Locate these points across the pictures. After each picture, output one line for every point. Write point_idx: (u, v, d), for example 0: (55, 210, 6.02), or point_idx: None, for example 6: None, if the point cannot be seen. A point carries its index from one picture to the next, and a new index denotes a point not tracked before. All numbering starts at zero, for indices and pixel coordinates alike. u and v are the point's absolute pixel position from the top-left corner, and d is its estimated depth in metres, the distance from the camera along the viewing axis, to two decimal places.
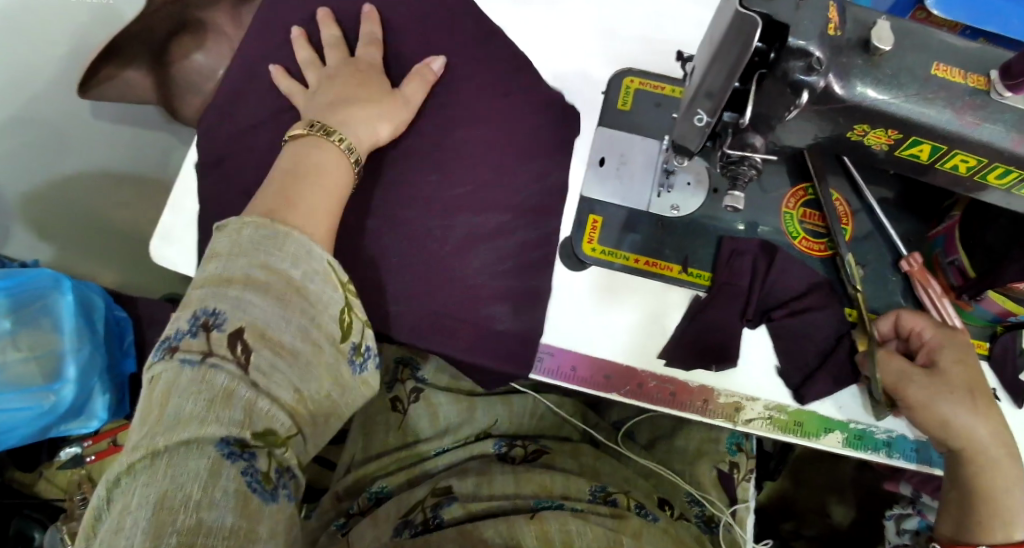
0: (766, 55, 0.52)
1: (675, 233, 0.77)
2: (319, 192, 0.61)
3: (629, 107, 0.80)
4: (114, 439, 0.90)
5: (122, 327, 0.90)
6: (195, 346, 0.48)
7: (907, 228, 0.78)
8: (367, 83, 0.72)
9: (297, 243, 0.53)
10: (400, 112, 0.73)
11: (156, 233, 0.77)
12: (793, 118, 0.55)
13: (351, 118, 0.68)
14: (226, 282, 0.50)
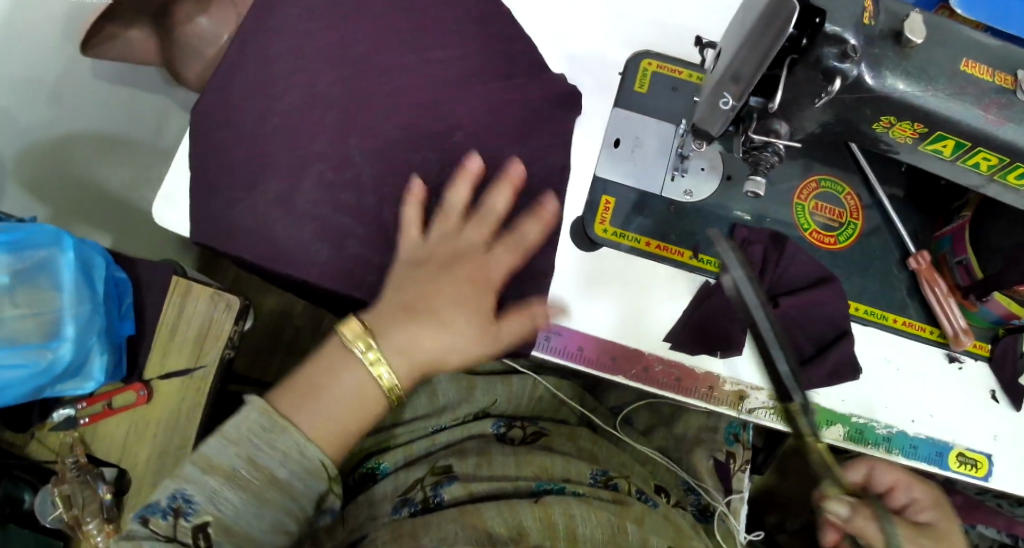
0: (801, 40, 0.52)
1: (686, 218, 0.77)
2: (347, 387, 0.59)
3: (646, 89, 0.80)
4: (109, 403, 0.76)
5: (119, 290, 0.77)
6: (162, 528, 0.54)
7: (915, 226, 0.79)
8: (470, 304, 0.62)
9: (292, 438, 0.56)
10: (479, 338, 0.62)
11: (160, 195, 0.76)
12: (821, 106, 0.55)
13: (416, 334, 0.60)
14: (210, 463, 0.55)
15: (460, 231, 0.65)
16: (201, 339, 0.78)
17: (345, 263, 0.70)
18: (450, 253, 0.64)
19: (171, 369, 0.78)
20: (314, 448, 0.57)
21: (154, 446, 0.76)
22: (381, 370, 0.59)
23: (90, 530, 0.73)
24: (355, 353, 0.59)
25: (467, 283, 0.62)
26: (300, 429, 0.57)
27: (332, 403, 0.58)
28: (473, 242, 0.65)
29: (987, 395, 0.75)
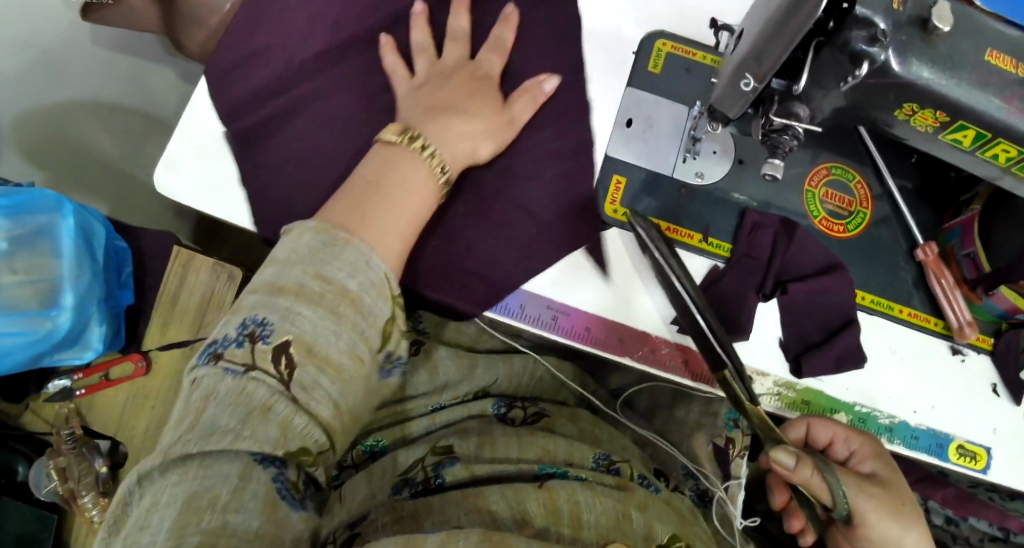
0: (832, 22, 0.51)
1: (697, 201, 0.77)
2: (411, 183, 0.64)
3: (660, 69, 0.79)
4: (106, 374, 0.75)
5: (119, 258, 0.77)
6: (238, 357, 0.50)
7: (924, 216, 0.79)
8: (477, 95, 0.73)
9: (354, 251, 0.55)
10: (501, 134, 0.74)
11: (162, 160, 0.74)
12: (845, 91, 0.54)
13: (453, 127, 0.70)
14: (277, 286, 0.52)
15: (485, 85, 0.75)
16: (203, 308, 0.77)
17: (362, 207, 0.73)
18: (472, 84, 0.74)
19: (171, 340, 0.76)
20: (378, 260, 0.56)
21: (152, 417, 0.75)
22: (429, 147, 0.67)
23: (85, 503, 0.71)
24: (405, 147, 0.66)
25: (496, 116, 0.74)
26: (361, 243, 0.56)
27: (388, 211, 0.62)
28: (490, 61, 0.76)
29: (988, 388, 0.75)
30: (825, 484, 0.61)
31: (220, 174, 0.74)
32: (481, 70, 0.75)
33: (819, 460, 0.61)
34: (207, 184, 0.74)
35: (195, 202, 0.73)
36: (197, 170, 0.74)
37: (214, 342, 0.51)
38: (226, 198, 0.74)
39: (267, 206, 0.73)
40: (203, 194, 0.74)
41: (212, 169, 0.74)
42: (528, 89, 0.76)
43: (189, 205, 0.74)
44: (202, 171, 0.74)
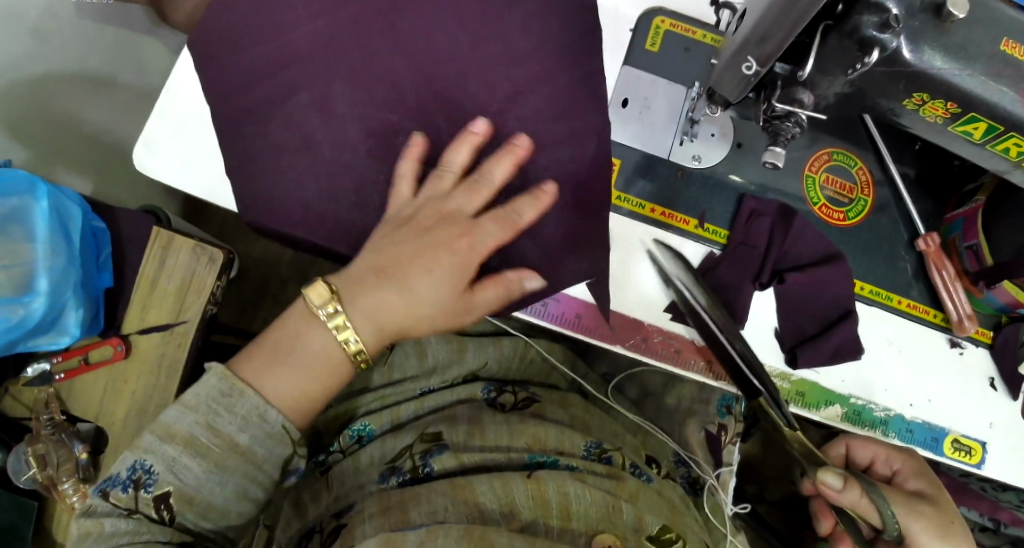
0: (843, 5, 0.48)
1: (693, 186, 0.75)
2: (315, 353, 0.59)
3: (657, 48, 0.76)
4: (86, 358, 0.73)
5: (99, 242, 0.74)
6: (124, 501, 0.56)
7: (926, 205, 0.76)
8: (443, 260, 0.60)
9: (250, 401, 0.57)
10: (456, 273, 0.61)
11: (140, 137, 0.71)
12: (851, 78, 0.52)
13: (381, 313, 0.59)
14: (169, 432, 0.56)
15: (455, 209, 0.62)
16: (183, 292, 0.75)
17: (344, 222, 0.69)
18: (420, 246, 0.61)
19: (151, 324, 0.74)
20: (275, 411, 0.58)
21: (133, 402, 0.73)
22: (350, 332, 0.59)
23: (66, 490, 0.71)
24: (321, 322, 0.59)
25: (449, 259, 0.60)
26: (257, 390, 0.58)
27: (291, 374, 0.58)
28: (446, 241, 0.61)
29: (985, 382, 0.74)
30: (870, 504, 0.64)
31: (201, 154, 0.72)
32: (448, 230, 0.61)
33: (863, 480, 0.64)
34: (189, 162, 0.71)
35: (175, 181, 0.71)
36: (178, 149, 0.71)
37: (107, 479, 0.56)
38: (208, 177, 0.71)
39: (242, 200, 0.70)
40: (183, 172, 0.71)
41: (194, 148, 0.72)
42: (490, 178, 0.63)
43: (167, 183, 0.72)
44: (183, 150, 0.71)
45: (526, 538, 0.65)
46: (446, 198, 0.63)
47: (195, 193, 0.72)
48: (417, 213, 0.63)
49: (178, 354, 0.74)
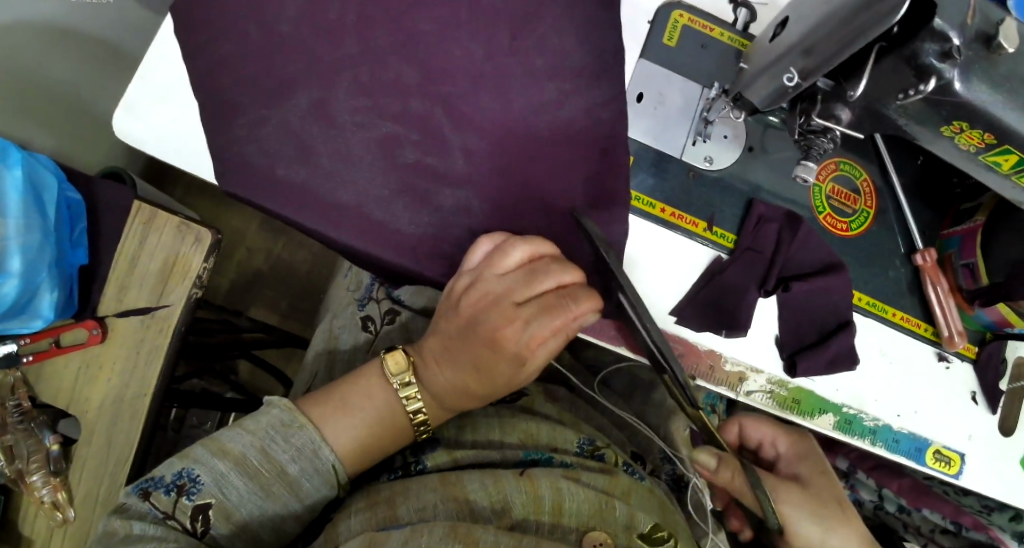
0: (903, 29, 0.47)
1: (705, 187, 0.72)
2: (384, 407, 0.68)
3: (674, 43, 0.72)
4: (57, 341, 0.68)
5: (70, 214, 0.68)
6: (163, 503, 0.61)
7: (925, 216, 0.76)
8: (489, 358, 0.63)
9: (306, 436, 0.64)
10: (499, 369, 0.63)
11: (121, 103, 0.66)
12: (901, 104, 0.51)
13: (440, 387, 0.67)
14: (224, 451, 0.62)
15: (506, 294, 0.63)
16: (166, 272, 0.68)
17: (357, 218, 0.67)
18: (468, 332, 0.64)
19: (130, 307, 0.68)
20: (329, 450, 0.65)
21: (109, 388, 0.68)
22: (413, 394, 0.67)
23: (34, 482, 0.66)
24: (394, 385, 0.68)
25: (496, 348, 0.63)
26: (318, 428, 0.65)
27: (361, 429, 0.67)
28: (497, 325, 0.62)
29: (967, 395, 0.76)
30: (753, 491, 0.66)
31: (186, 124, 0.66)
32: (496, 321, 0.62)
33: (740, 462, 0.66)
34: (173, 131, 0.66)
35: (158, 151, 0.66)
36: (160, 116, 0.66)
37: (151, 479, 0.62)
38: (195, 148, 0.66)
39: (233, 178, 0.66)
40: (167, 142, 0.66)
41: (179, 115, 0.66)
42: (532, 276, 0.63)
43: (143, 150, 0.66)
44: (166, 119, 0.66)
45: (513, 534, 0.63)
46: (500, 278, 0.64)
47: (180, 166, 0.67)
48: (470, 290, 0.65)
49: (159, 339, 0.69)
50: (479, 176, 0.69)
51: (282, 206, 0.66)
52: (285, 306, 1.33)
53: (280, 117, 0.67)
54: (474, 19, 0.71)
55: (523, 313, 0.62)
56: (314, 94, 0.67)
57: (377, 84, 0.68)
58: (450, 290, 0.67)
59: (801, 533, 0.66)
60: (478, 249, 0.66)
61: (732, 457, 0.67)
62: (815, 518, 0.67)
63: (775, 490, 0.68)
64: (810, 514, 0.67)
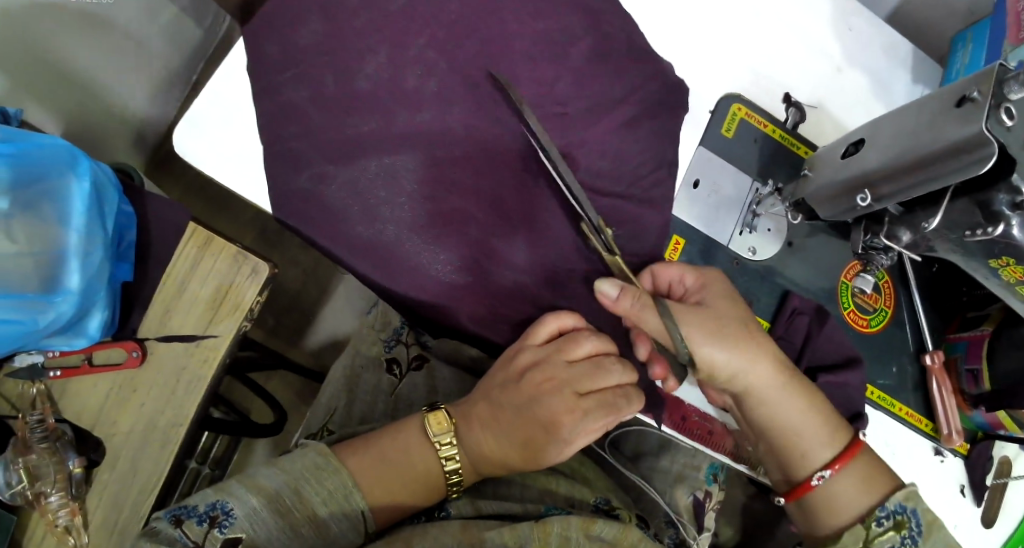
0: (980, 178, 0.54)
1: (747, 275, 0.77)
2: (421, 469, 0.65)
3: (732, 135, 0.76)
4: (89, 358, 0.66)
5: (120, 224, 0.65)
6: (194, 533, 0.57)
7: (934, 319, 0.82)
8: (537, 439, 0.64)
9: (341, 479, 0.61)
10: (540, 449, 0.64)
11: (184, 118, 0.65)
12: (968, 240, 0.58)
13: (484, 447, 0.65)
14: (257, 487, 0.59)
15: (570, 381, 0.64)
16: (216, 303, 0.67)
17: (403, 261, 0.69)
18: (524, 408, 0.64)
19: (174, 332, 0.67)
20: (360, 496, 0.62)
21: (139, 415, 0.67)
22: (452, 455, 0.65)
23: (51, 504, 0.64)
24: (434, 442, 0.65)
25: (547, 428, 0.63)
26: (351, 473, 0.62)
27: (395, 481, 0.63)
28: (553, 409, 0.64)
29: (956, 488, 0.81)
30: (664, 324, 0.63)
31: (250, 149, 0.66)
32: (554, 403, 0.64)
33: (648, 296, 0.63)
34: (233, 153, 0.66)
35: (216, 173, 0.66)
36: (221, 136, 0.66)
37: (184, 508, 0.59)
38: (255, 177, 0.66)
39: (291, 214, 0.67)
40: (226, 165, 0.66)
41: (242, 138, 0.66)
42: (594, 370, 0.65)
43: (197, 167, 0.66)
44: (228, 140, 0.66)
45: None
46: (570, 366, 0.65)
47: (236, 190, 0.67)
48: (535, 368, 0.66)
49: (201, 368, 0.68)
50: (540, 241, 0.71)
51: (347, 249, 0.68)
52: (272, 323, 1.29)
53: (349, 160, 0.67)
54: (543, 74, 0.70)
55: (587, 401, 0.64)
56: (384, 139, 0.67)
57: (442, 134, 0.68)
58: (507, 365, 0.67)
59: (707, 359, 0.65)
60: (544, 331, 0.68)
61: (637, 291, 0.64)
62: (721, 344, 0.64)
63: (685, 320, 0.64)
64: (713, 339, 0.64)
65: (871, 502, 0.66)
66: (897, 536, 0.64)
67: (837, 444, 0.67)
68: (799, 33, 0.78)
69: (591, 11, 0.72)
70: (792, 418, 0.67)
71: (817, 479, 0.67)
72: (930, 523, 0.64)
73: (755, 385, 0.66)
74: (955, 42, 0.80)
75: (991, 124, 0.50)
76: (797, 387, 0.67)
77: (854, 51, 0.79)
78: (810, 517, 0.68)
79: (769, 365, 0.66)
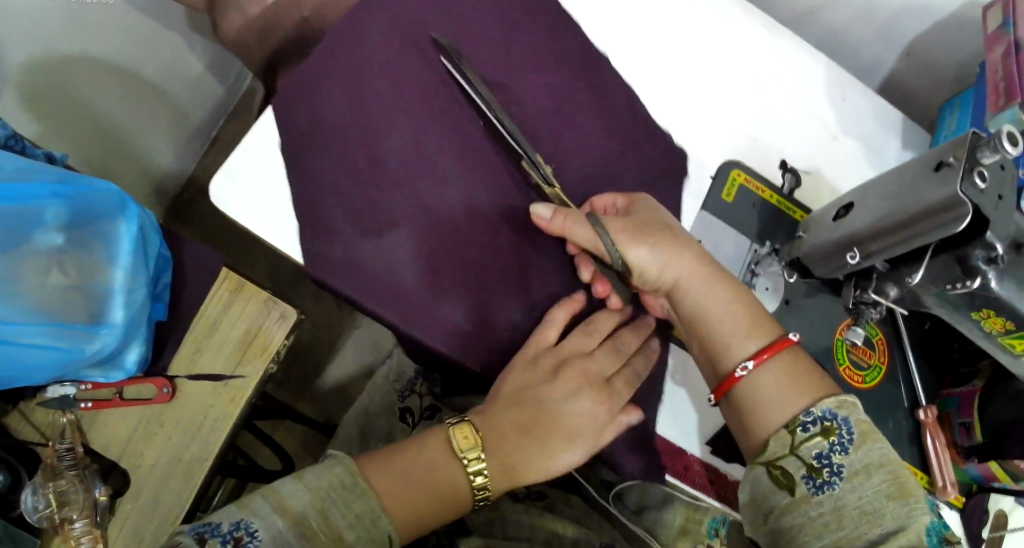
0: (957, 236, 0.59)
1: None
2: (450, 480, 0.64)
3: (732, 199, 0.81)
4: (120, 392, 0.69)
5: (159, 266, 0.69)
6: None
7: (926, 375, 0.85)
8: (560, 436, 0.67)
9: (368, 506, 0.60)
10: (567, 441, 0.67)
11: (222, 169, 0.70)
12: (951, 292, 0.62)
13: (511, 454, 0.66)
14: (282, 507, 0.58)
15: (591, 373, 0.69)
16: (245, 344, 0.71)
17: (415, 298, 0.69)
18: (549, 409, 0.67)
19: (203, 370, 0.71)
20: (387, 520, 0.61)
21: (164, 447, 0.70)
22: (480, 468, 0.65)
23: (74, 530, 0.66)
24: (463, 452, 0.65)
25: (570, 422, 0.67)
26: (378, 495, 0.61)
27: (426, 493, 0.63)
28: (576, 416, 0.68)
29: None
30: (594, 234, 0.67)
31: (284, 201, 0.71)
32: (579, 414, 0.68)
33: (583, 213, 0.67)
34: (266, 204, 0.70)
35: (249, 222, 0.70)
36: (254, 188, 0.71)
37: (207, 524, 0.57)
38: (287, 227, 0.70)
39: (313, 255, 0.69)
40: (258, 215, 0.70)
41: (273, 189, 0.71)
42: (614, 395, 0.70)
43: (228, 216, 0.70)
44: (262, 193, 0.70)
45: None
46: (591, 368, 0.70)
47: (265, 237, 0.70)
48: (558, 368, 0.69)
49: (228, 406, 0.71)
50: (541, 276, 0.74)
51: (360, 290, 0.68)
52: (281, 373, 1.32)
53: (375, 213, 0.69)
54: (555, 136, 0.76)
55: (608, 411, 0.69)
56: (408, 190, 0.70)
57: (456, 185, 0.72)
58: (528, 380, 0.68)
59: (634, 263, 0.69)
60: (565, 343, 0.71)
61: (570, 210, 0.68)
62: (648, 245, 0.68)
63: (612, 226, 0.68)
64: (639, 241, 0.68)
65: (801, 406, 0.64)
66: (826, 442, 0.62)
67: (762, 338, 0.68)
68: (795, 103, 0.84)
69: (600, 82, 0.79)
70: (718, 312, 0.69)
71: (741, 370, 0.67)
72: (863, 433, 0.62)
73: (682, 280, 0.69)
74: (943, 111, 0.86)
75: (966, 188, 0.55)
76: (723, 286, 0.70)
77: (848, 120, 0.86)
78: (737, 413, 0.67)
79: (690, 262, 0.69)
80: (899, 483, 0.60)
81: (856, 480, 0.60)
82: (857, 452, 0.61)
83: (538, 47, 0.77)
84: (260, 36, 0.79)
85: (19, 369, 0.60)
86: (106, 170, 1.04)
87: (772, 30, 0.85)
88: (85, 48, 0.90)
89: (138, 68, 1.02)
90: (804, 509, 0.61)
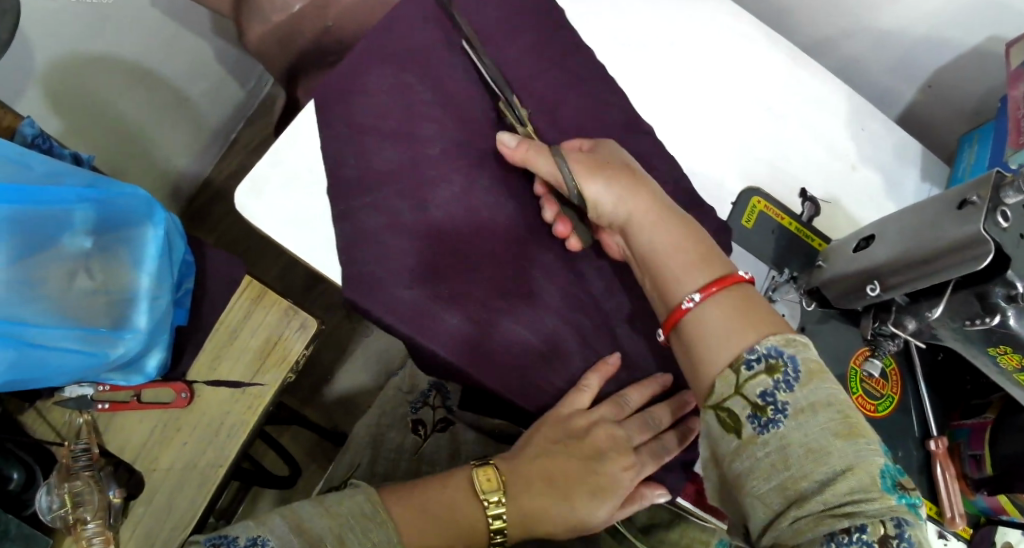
0: (978, 273, 0.60)
1: None
2: (467, 525, 0.64)
3: (751, 226, 0.82)
4: (138, 395, 0.70)
5: (182, 272, 0.70)
6: None
7: (937, 406, 0.85)
8: (587, 493, 0.67)
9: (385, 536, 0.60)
10: (591, 497, 0.67)
11: (247, 179, 0.71)
12: (969, 327, 0.63)
13: (535, 504, 0.66)
14: (300, 526, 0.58)
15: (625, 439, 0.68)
16: (264, 353, 0.72)
17: (420, 306, 0.67)
18: (583, 462, 0.67)
19: (220, 378, 0.72)
20: None
21: (181, 453, 0.70)
22: (499, 513, 0.65)
23: (86, 530, 0.66)
24: (484, 498, 0.65)
25: (597, 479, 0.67)
26: (396, 529, 0.61)
27: (444, 536, 0.62)
28: (604, 471, 0.67)
29: None
30: (554, 163, 0.67)
31: (309, 212, 0.71)
32: (604, 445, 0.68)
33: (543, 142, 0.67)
34: (290, 216, 0.71)
35: (272, 233, 0.70)
36: (279, 199, 0.71)
37: (223, 536, 0.57)
38: (311, 237, 0.70)
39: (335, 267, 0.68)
40: (282, 225, 0.71)
41: (296, 200, 0.71)
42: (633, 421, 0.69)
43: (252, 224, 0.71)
44: (285, 202, 0.71)
45: None
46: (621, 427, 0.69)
47: (290, 248, 0.71)
48: (593, 428, 0.68)
49: (245, 415, 0.72)
50: (557, 292, 0.71)
51: (368, 300, 0.66)
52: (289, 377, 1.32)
53: (393, 224, 0.68)
54: None
55: (635, 473, 0.68)
56: (426, 202, 0.69)
57: (471, 195, 0.70)
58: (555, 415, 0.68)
59: (590, 195, 0.67)
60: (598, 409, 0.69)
61: (534, 142, 0.68)
62: (606, 179, 0.67)
63: (572, 158, 0.67)
64: (596, 174, 0.67)
65: (744, 343, 0.60)
66: (770, 380, 0.58)
67: (715, 275, 0.64)
68: (815, 131, 0.85)
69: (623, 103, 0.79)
70: (670, 249, 0.66)
71: (688, 303, 0.63)
72: (807, 370, 0.57)
73: (637, 215, 0.67)
74: (962, 143, 0.87)
75: (988, 226, 0.55)
76: (675, 224, 0.67)
77: (867, 149, 0.86)
78: (684, 348, 0.63)
79: (648, 196, 0.67)
80: (847, 422, 0.55)
81: (800, 419, 0.56)
82: (802, 389, 0.57)
83: (563, 64, 0.78)
84: (284, 42, 0.80)
85: (42, 371, 0.60)
86: (125, 170, 1.05)
87: (797, 58, 0.86)
88: (109, 48, 0.91)
89: (161, 69, 1.02)
90: (749, 450, 0.57)
